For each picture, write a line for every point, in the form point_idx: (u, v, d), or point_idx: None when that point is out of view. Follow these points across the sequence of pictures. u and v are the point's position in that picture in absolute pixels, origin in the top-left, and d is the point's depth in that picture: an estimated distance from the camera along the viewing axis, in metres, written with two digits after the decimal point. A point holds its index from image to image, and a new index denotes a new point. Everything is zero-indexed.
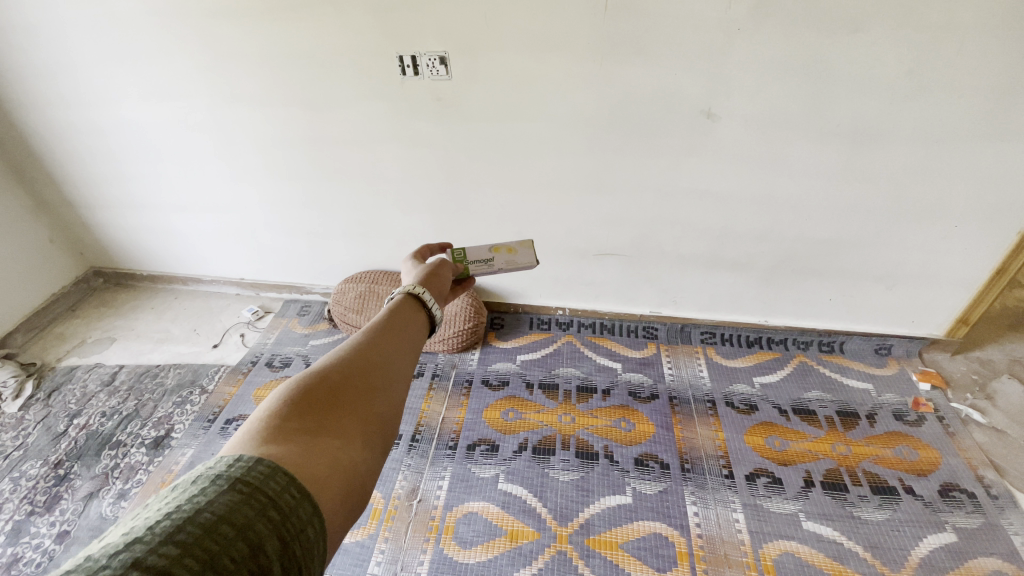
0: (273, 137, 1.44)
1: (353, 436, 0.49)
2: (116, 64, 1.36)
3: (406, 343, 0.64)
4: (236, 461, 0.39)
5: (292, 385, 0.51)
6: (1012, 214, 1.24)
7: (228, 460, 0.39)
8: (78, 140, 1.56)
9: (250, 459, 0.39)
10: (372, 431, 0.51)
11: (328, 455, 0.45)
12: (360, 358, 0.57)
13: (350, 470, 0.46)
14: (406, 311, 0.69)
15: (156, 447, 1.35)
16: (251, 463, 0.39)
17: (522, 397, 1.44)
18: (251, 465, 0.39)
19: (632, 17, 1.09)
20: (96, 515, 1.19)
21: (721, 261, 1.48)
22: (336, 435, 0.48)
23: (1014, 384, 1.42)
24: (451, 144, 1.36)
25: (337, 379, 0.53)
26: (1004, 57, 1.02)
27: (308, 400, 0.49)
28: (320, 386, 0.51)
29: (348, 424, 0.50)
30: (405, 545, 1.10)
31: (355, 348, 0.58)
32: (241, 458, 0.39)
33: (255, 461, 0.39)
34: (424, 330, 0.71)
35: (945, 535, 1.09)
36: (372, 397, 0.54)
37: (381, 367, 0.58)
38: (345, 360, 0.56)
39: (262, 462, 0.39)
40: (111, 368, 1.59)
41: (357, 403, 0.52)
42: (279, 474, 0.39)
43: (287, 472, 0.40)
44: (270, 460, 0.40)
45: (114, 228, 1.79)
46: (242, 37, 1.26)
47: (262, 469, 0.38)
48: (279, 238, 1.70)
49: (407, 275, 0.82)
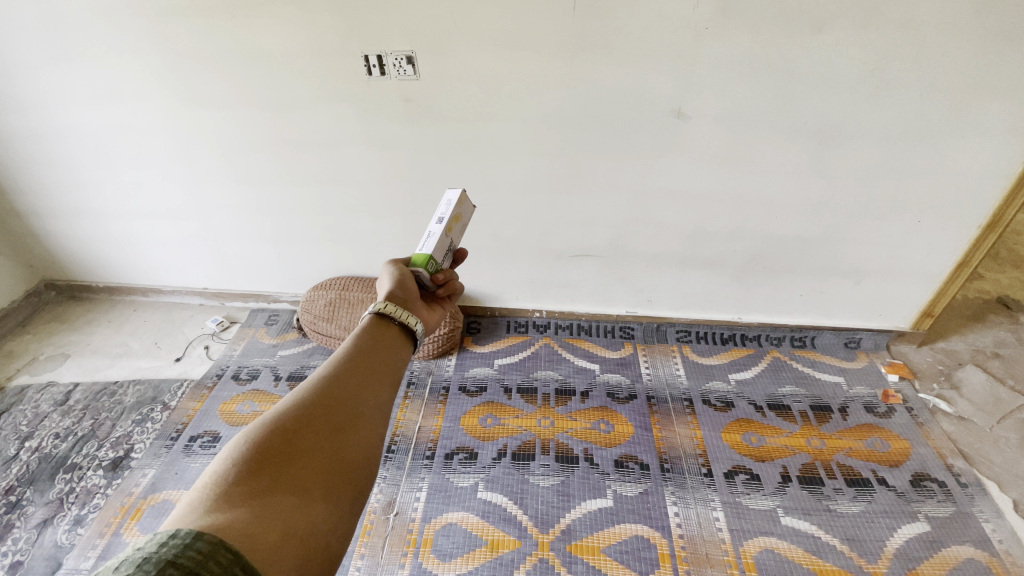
0: (235, 141, 1.38)
1: (315, 492, 0.45)
2: (62, 65, 1.29)
3: (377, 371, 0.60)
4: (169, 540, 0.35)
5: (247, 438, 0.47)
6: (971, 208, 1.27)
7: (161, 539, 0.35)
8: (23, 146, 1.47)
9: (188, 535, 0.36)
10: (336, 483, 0.48)
11: (283, 519, 0.42)
12: (324, 397, 0.53)
13: (308, 533, 0.42)
14: (373, 331, 0.66)
15: (114, 469, 1.28)
16: (188, 540, 0.35)
17: (500, 402, 1.42)
18: (188, 543, 0.35)
19: (599, 17, 1.08)
20: (51, 543, 1.12)
21: (695, 260, 1.49)
22: (294, 492, 0.44)
23: (978, 373, 1.47)
24: (420, 145, 1.33)
25: (297, 425, 0.49)
26: (961, 57, 1.05)
27: (264, 456, 0.46)
28: (276, 438, 0.47)
29: (310, 478, 0.46)
30: (383, 561, 1.06)
31: (319, 386, 0.55)
32: (176, 534, 0.36)
33: (193, 537, 0.36)
34: (397, 347, 0.67)
35: (918, 525, 1.11)
36: (337, 441, 0.50)
37: (349, 407, 0.54)
38: (307, 402, 0.52)
39: (201, 538, 0.36)
40: (65, 387, 1.50)
41: (320, 452, 0.48)
42: (222, 551, 0.36)
43: (232, 549, 0.37)
44: (212, 534, 0.37)
45: (66, 239, 1.69)
46: (196, 35, 1.20)
47: (200, 547, 0.35)
48: (244, 244, 1.64)
49: (381, 285, 0.79)
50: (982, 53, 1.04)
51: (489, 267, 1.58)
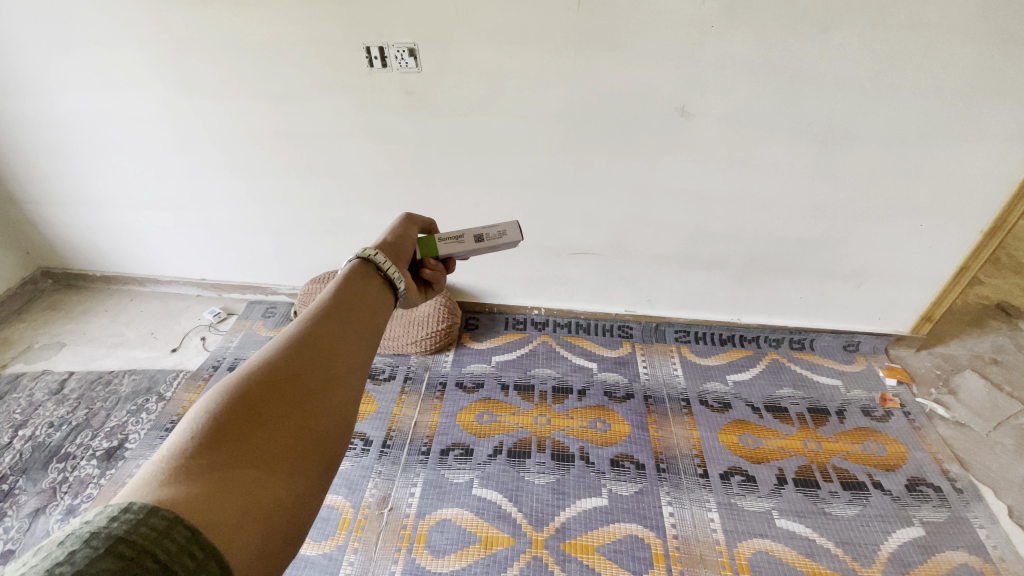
0: (234, 131, 1.37)
1: (279, 464, 0.42)
2: (61, 52, 1.27)
3: (354, 329, 0.57)
4: (121, 514, 0.32)
5: (206, 405, 0.43)
6: (975, 213, 1.27)
7: (112, 512, 0.32)
8: (20, 132, 1.45)
9: (141, 510, 0.33)
10: (303, 454, 0.44)
11: (245, 492, 0.38)
12: (292, 360, 0.50)
13: (273, 507, 0.40)
14: (353, 284, 0.63)
15: (108, 459, 1.27)
16: (142, 515, 0.33)
17: (497, 399, 1.41)
18: (141, 519, 0.32)
19: (604, 12, 1.07)
20: (43, 533, 1.11)
21: (695, 260, 1.49)
22: (258, 463, 0.41)
23: (976, 378, 1.47)
24: (421, 139, 1.32)
25: (261, 392, 0.45)
26: (969, 60, 1.04)
27: (225, 424, 0.42)
28: (239, 405, 0.44)
29: (276, 449, 0.43)
30: (376, 556, 1.06)
31: (286, 349, 0.51)
32: (130, 508, 0.33)
33: (148, 512, 0.33)
34: (380, 299, 0.65)
35: (913, 530, 1.11)
36: (306, 408, 0.47)
37: (318, 370, 0.50)
38: (274, 366, 0.48)
39: (156, 513, 0.33)
40: (60, 375, 1.50)
41: (286, 420, 0.45)
42: (179, 527, 0.33)
43: (189, 525, 0.34)
44: (168, 508, 0.34)
45: (64, 228, 1.68)
46: (195, 23, 1.18)
47: (155, 524, 0.32)
48: (243, 236, 1.63)
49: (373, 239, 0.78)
50: (992, 55, 1.03)
51: (488, 262, 1.57)
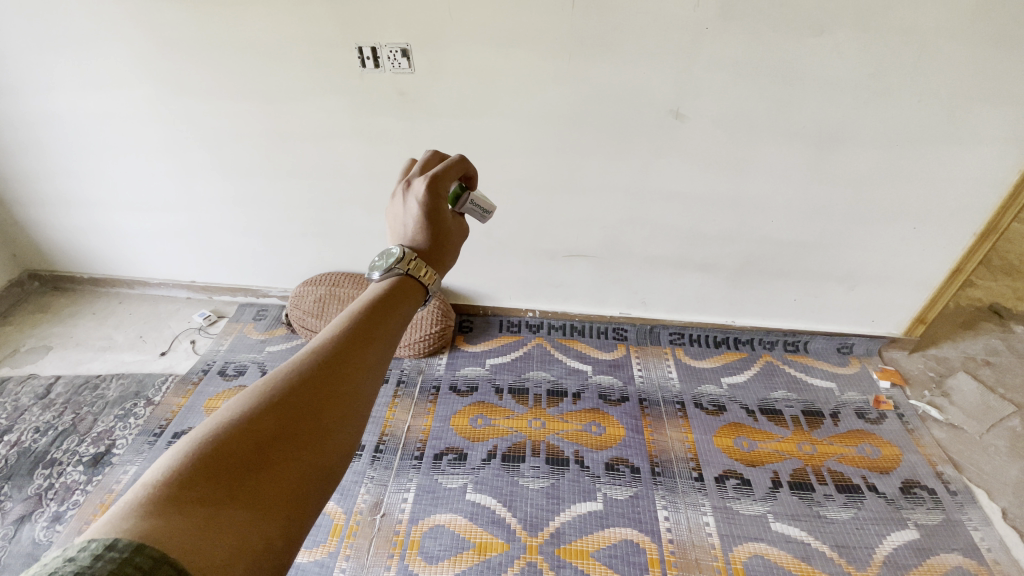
0: (224, 132, 1.35)
1: (275, 503, 0.40)
2: (48, 51, 1.25)
3: (382, 351, 0.54)
4: (105, 552, 0.31)
5: (211, 430, 0.41)
6: (967, 215, 1.27)
7: (96, 549, 0.31)
8: (4, 132, 1.43)
9: (127, 548, 0.31)
10: (303, 491, 0.42)
11: (235, 532, 0.37)
12: (309, 384, 0.47)
13: (261, 550, 0.38)
14: (398, 301, 0.59)
15: (95, 465, 1.25)
16: (126, 554, 0.31)
17: (490, 402, 1.40)
18: (126, 558, 0.31)
19: (598, 13, 1.06)
20: (28, 540, 1.09)
21: (690, 262, 1.48)
22: (254, 502, 0.39)
23: (969, 380, 1.47)
24: (414, 140, 1.30)
25: (270, 423, 0.43)
26: (963, 63, 1.04)
27: (225, 456, 0.40)
28: (244, 434, 0.41)
29: (276, 487, 0.41)
30: (368, 563, 1.04)
31: (306, 372, 0.48)
32: (114, 545, 0.31)
33: (132, 551, 0.31)
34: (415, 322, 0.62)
35: (907, 533, 1.11)
36: (315, 442, 0.44)
37: (336, 400, 0.47)
38: (289, 392, 0.46)
39: (141, 552, 0.32)
40: (47, 380, 1.47)
41: (292, 456, 0.42)
42: (165, 567, 0.32)
43: (175, 564, 0.32)
44: (153, 547, 0.32)
45: (51, 229, 1.65)
46: (184, 22, 1.16)
47: (140, 563, 0.31)
48: (234, 237, 1.61)
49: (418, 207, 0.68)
50: (985, 59, 1.03)
51: (482, 264, 1.56)
